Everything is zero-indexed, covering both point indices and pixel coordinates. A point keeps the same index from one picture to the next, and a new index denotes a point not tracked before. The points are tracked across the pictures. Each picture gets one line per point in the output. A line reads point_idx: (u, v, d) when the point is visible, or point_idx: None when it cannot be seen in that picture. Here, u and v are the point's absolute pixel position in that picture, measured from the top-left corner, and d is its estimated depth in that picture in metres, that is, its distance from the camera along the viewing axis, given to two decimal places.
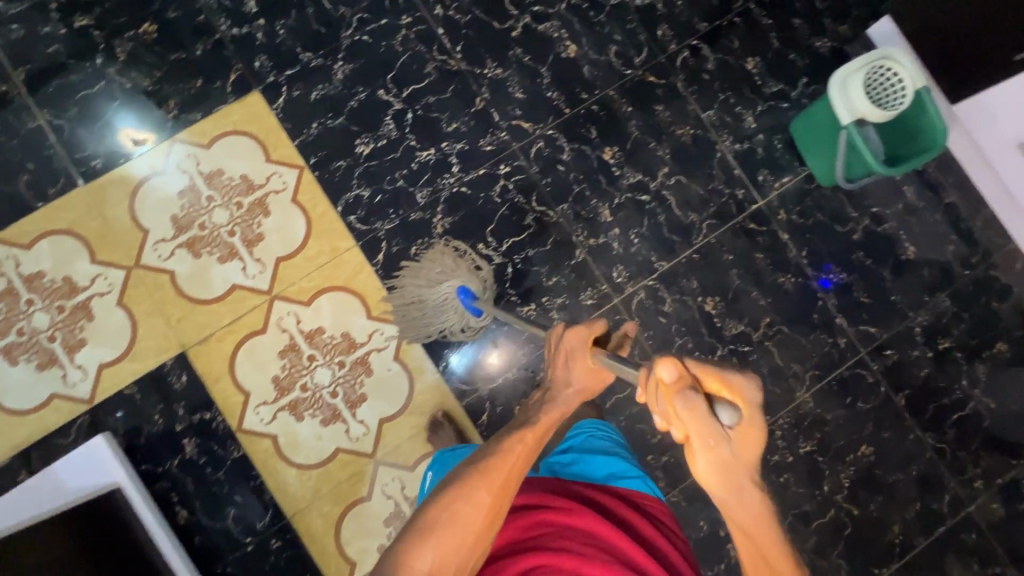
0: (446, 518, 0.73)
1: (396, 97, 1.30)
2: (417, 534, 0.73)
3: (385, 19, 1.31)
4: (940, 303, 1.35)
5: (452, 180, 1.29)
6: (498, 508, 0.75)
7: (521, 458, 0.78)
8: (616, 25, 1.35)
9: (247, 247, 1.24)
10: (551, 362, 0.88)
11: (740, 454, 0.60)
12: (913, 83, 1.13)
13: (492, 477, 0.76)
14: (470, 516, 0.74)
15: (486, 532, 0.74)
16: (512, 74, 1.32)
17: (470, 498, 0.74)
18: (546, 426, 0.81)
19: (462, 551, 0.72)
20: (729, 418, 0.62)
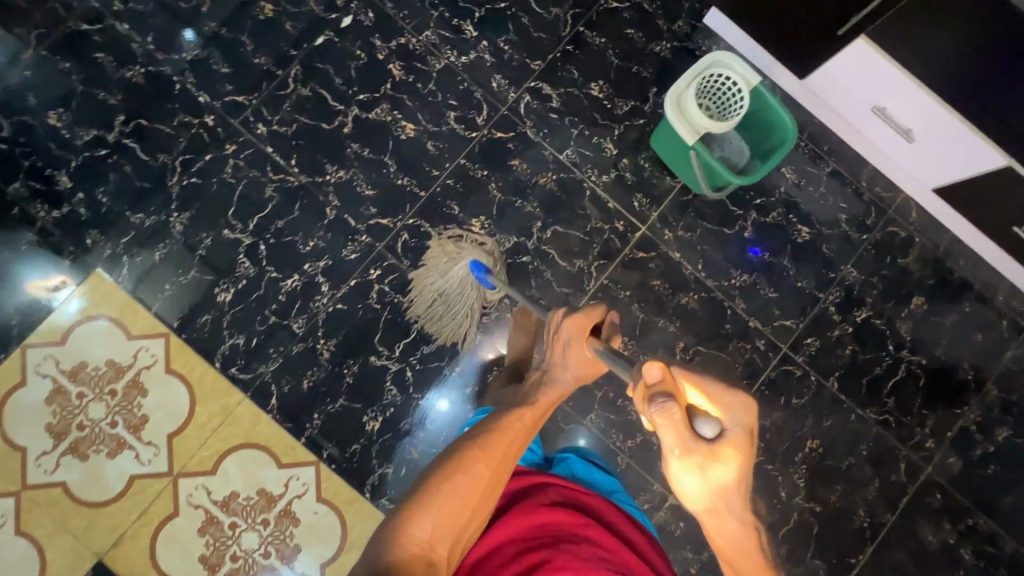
0: (444, 484, 0.73)
1: (243, 232, 1.23)
2: (417, 503, 0.71)
3: (209, 153, 1.24)
4: (848, 276, 1.32)
5: (325, 300, 1.23)
6: (496, 481, 0.77)
7: (518, 438, 0.82)
8: (447, 90, 1.29)
9: (133, 433, 1.17)
10: (548, 349, 0.95)
11: (712, 464, 0.69)
12: (747, 83, 1.09)
13: (492, 452, 0.78)
14: (467, 484, 0.74)
15: (484, 504, 0.75)
16: (356, 172, 1.26)
17: (469, 470, 0.75)
18: (541, 410, 0.87)
19: (461, 521, 0.71)
20: (707, 429, 0.70)
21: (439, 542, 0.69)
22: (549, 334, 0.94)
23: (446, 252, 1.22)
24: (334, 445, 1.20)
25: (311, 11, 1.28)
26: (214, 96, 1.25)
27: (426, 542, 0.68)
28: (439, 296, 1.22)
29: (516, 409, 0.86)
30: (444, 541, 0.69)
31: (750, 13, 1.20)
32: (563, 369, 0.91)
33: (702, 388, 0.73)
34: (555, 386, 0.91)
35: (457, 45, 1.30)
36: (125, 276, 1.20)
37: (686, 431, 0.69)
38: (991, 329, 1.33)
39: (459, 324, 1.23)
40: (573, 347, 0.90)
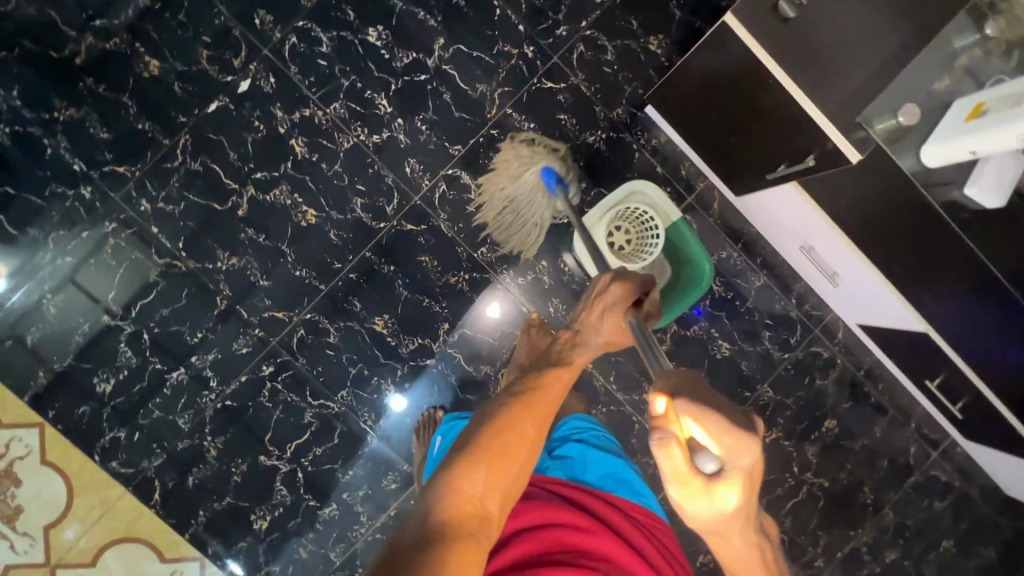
0: (492, 440, 0.64)
1: (125, 319, 1.15)
2: (463, 461, 0.62)
3: (88, 229, 1.14)
4: (762, 395, 1.29)
5: (212, 395, 1.17)
6: (540, 444, 0.68)
7: (561, 392, 0.73)
8: (356, 173, 1.18)
9: (8, 523, 1.14)
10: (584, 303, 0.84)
11: (704, 499, 0.55)
12: (664, 220, 1.04)
13: (539, 407, 0.69)
14: (515, 439, 0.65)
15: (531, 468, 0.66)
16: (250, 260, 1.17)
17: (516, 427, 0.66)
18: (580, 364, 0.78)
19: (514, 477, 0.63)
20: (702, 465, 0.54)
21: (492, 498, 0.61)
22: (589, 296, 0.83)
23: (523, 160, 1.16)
24: (219, 542, 1.18)
25: (202, 71, 1.14)
26: (92, 164, 1.13)
27: (479, 498, 0.59)
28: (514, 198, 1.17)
29: (553, 365, 0.77)
30: (495, 499, 0.61)
31: (684, 126, 1.10)
32: (599, 327, 0.81)
33: (704, 423, 0.55)
34: (586, 350, 0.80)
35: (368, 121, 1.18)
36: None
37: (678, 465, 0.55)
38: (898, 454, 1.33)
39: (529, 232, 1.20)
40: (615, 309, 0.80)
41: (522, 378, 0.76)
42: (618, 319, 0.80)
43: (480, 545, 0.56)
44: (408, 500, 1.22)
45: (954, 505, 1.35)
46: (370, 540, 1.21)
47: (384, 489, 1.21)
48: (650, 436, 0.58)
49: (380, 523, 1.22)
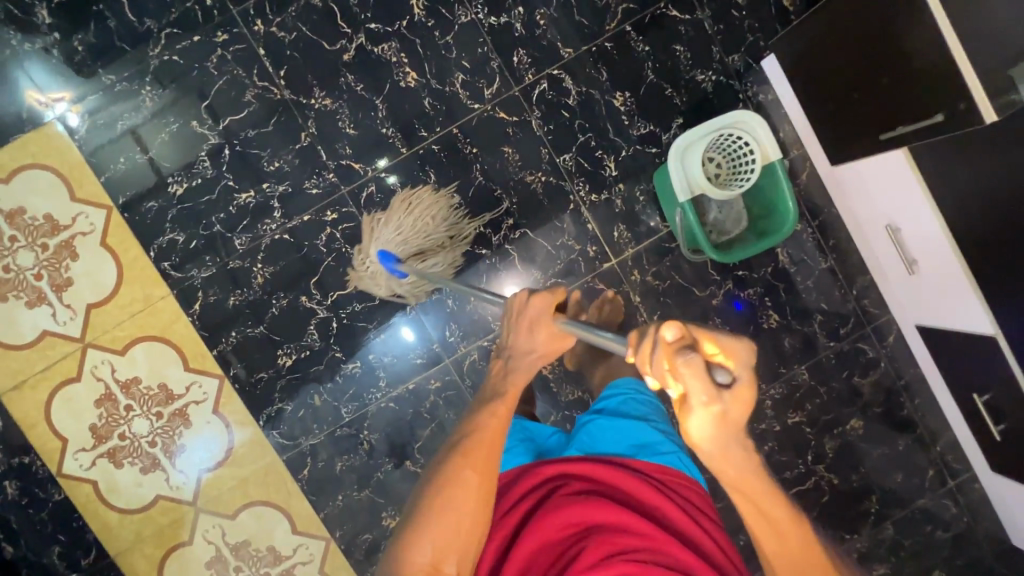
0: (433, 509, 0.70)
1: (211, 130, 1.18)
2: (412, 527, 0.70)
3: (198, 35, 1.16)
4: (797, 376, 1.28)
5: (273, 225, 1.19)
6: (487, 489, 0.72)
7: (497, 431, 0.76)
8: (464, 48, 1.18)
9: (55, 292, 1.18)
10: (509, 328, 0.84)
11: (734, 413, 0.57)
12: (764, 155, 1.03)
13: (475, 457, 0.73)
14: (460, 498, 0.71)
15: (480, 512, 0.71)
16: (343, 105, 1.18)
17: (454, 484, 0.71)
18: (512, 398, 0.79)
19: (462, 534, 0.69)
20: (726, 379, 0.55)
21: (445, 559, 0.68)
22: (512, 315, 0.83)
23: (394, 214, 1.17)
24: (242, 367, 1.21)
25: None
26: None
27: (430, 565, 0.67)
28: (365, 275, 1.18)
29: (487, 405, 0.79)
30: (450, 557, 0.69)
31: (808, 77, 1.10)
32: (533, 345, 0.81)
33: (714, 338, 0.57)
34: (521, 370, 0.81)
35: (491, 1, 1.18)
36: (85, 136, 1.17)
37: (710, 385, 0.54)
38: (914, 473, 1.31)
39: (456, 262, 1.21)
40: (538, 331, 0.81)
41: (465, 418, 0.79)
42: (551, 335, 0.80)
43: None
44: (430, 378, 1.24)
45: (956, 539, 1.32)
46: (382, 407, 1.23)
47: (410, 361, 1.23)
48: (678, 369, 0.54)
49: (395, 393, 1.23)
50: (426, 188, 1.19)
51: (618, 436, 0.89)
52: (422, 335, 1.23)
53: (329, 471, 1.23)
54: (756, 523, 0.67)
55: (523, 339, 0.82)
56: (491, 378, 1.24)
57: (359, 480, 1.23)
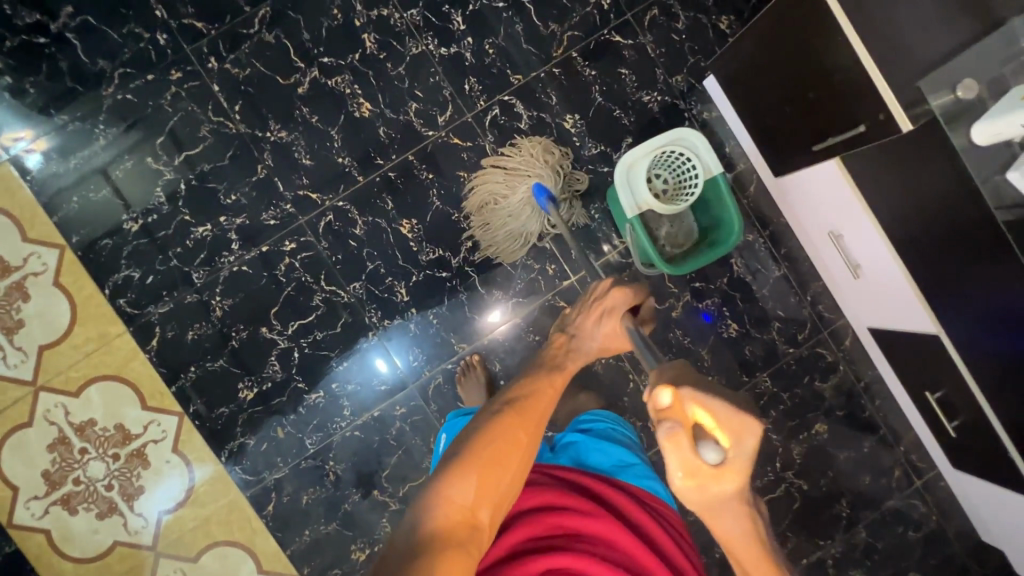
0: (480, 453, 0.65)
1: (167, 165, 1.18)
2: (456, 466, 0.64)
3: (152, 74, 1.18)
4: (760, 383, 1.30)
5: (231, 258, 1.19)
6: (531, 453, 0.69)
7: (549, 399, 0.75)
8: (417, 79, 1.22)
9: (6, 335, 1.16)
10: (578, 312, 0.88)
11: (724, 490, 0.54)
12: (707, 171, 1.06)
13: (528, 415, 0.71)
14: (504, 448, 0.67)
15: (522, 471, 0.67)
16: (298, 137, 1.20)
17: (506, 435, 0.68)
18: (568, 376, 0.80)
19: (504, 485, 0.65)
20: (714, 456, 0.54)
21: (484, 506, 0.63)
22: (589, 299, 0.88)
23: (495, 176, 1.21)
24: (202, 403, 1.19)
25: None
26: (172, 14, 1.18)
27: (469, 508, 0.61)
28: (514, 210, 1.20)
29: (545, 374, 0.79)
30: (487, 505, 0.63)
31: (745, 95, 1.15)
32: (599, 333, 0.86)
33: (712, 409, 0.55)
34: (582, 354, 0.85)
35: (440, 33, 1.22)
36: (38, 177, 1.17)
37: (692, 459, 0.53)
38: (881, 475, 1.33)
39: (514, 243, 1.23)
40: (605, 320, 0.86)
41: (518, 381, 0.77)
42: (616, 326, 0.85)
43: (473, 554, 0.59)
44: (395, 404, 1.23)
45: (927, 539, 1.33)
46: (348, 435, 1.22)
47: (373, 388, 1.22)
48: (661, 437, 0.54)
49: (361, 421, 1.22)
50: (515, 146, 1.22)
51: (602, 456, 0.92)
52: (396, 354, 1.23)
53: (296, 506, 1.20)
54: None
55: (587, 325, 0.87)
56: (457, 401, 1.24)
57: (327, 513, 1.21)
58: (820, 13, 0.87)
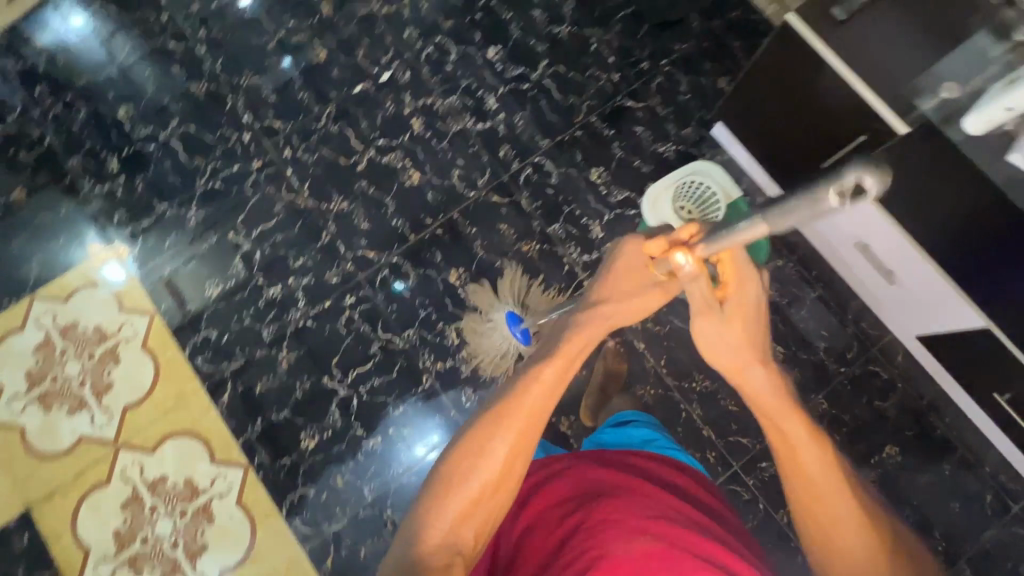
0: (460, 477, 0.73)
1: (245, 238, 1.36)
2: (438, 488, 0.73)
3: (238, 164, 1.40)
4: (816, 406, 1.28)
5: (298, 314, 1.31)
6: (514, 463, 0.74)
7: (538, 409, 0.76)
8: (458, 150, 1.41)
9: (96, 397, 1.26)
10: (606, 275, 0.83)
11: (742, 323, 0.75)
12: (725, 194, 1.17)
13: (508, 429, 0.74)
14: (485, 471, 0.73)
15: (504, 484, 0.73)
16: (358, 206, 1.37)
17: (486, 452, 0.73)
18: (564, 369, 0.79)
19: (488, 507, 0.72)
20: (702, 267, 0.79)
21: (466, 525, 0.71)
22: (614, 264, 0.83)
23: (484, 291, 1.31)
24: (266, 454, 1.24)
25: (357, 62, 1.46)
26: (257, 118, 1.43)
27: (450, 529, 0.71)
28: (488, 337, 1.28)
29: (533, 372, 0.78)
30: (469, 523, 0.72)
31: (749, 133, 1.28)
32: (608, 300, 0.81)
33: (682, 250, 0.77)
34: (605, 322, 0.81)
35: (477, 112, 1.43)
36: (135, 255, 1.35)
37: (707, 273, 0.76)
38: (972, 501, 1.23)
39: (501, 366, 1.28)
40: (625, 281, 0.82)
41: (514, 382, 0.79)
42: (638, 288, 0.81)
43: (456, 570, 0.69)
44: None
45: None
46: (405, 481, 1.23)
47: (429, 431, 1.25)
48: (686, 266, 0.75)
49: (417, 466, 1.23)
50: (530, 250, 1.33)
51: (630, 437, 0.96)
52: (447, 399, 1.27)
53: (355, 558, 1.19)
54: (782, 452, 0.72)
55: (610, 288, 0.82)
56: None
57: None
58: (804, 48, 1.02)
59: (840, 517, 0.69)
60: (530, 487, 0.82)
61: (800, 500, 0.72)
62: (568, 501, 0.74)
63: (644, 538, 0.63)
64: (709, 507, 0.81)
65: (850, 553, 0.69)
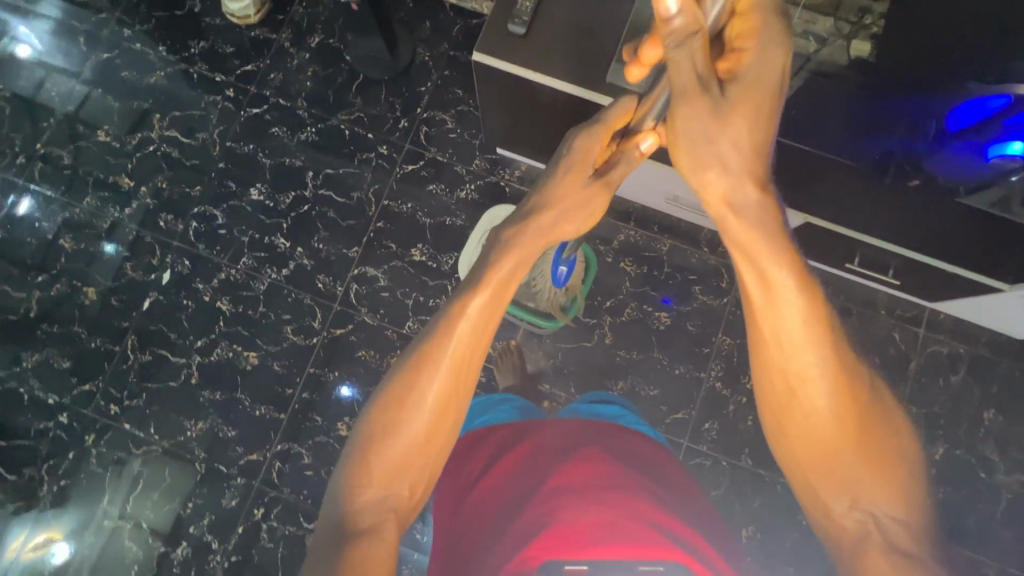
0: (383, 433, 0.66)
1: (123, 516, 1.23)
2: (369, 443, 0.65)
3: (71, 449, 1.26)
4: (723, 345, 1.29)
5: (218, 557, 1.21)
6: (459, 402, 0.68)
7: (476, 343, 0.67)
8: (278, 307, 1.32)
9: None
10: (568, 165, 0.67)
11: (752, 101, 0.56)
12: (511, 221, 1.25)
13: (448, 367, 0.66)
14: (420, 418, 0.66)
15: (443, 430, 0.67)
16: (215, 418, 1.27)
17: (422, 399, 0.65)
18: (500, 294, 0.66)
19: (425, 458, 0.66)
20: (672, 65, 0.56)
21: (401, 481, 0.65)
22: (575, 157, 0.66)
23: None
24: None
25: (131, 279, 1.34)
26: (63, 392, 1.29)
27: (381, 488, 0.65)
28: None
29: (470, 297, 0.66)
30: (405, 481, 0.65)
31: (524, 144, 1.23)
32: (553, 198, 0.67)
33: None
34: (567, 225, 0.68)
35: (274, 260, 1.34)
36: (65, 531, 1.23)
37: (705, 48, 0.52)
38: (886, 345, 1.28)
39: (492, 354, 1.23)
40: (570, 181, 0.67)
41: (441, 310, 0.67)
42: (575, 190, 0.67)
43: (394, 534, 0.63)
44: None
45: (971, 372, 1.27)
46: None
47: None
48: (648, 153, 0.65)
49: None
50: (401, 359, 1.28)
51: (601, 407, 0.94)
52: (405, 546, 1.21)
53: None
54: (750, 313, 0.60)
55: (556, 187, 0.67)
56: None
57: None
58: (505, 75, 0.96)
59: (814, 367, 0.59)
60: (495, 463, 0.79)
61: (768, 349, 0.60)
62: (525, 475, 0.73)
63: (596, 501, 0.66)
64: (650, 464, 0.78)
65: (822, 438, 0.60)
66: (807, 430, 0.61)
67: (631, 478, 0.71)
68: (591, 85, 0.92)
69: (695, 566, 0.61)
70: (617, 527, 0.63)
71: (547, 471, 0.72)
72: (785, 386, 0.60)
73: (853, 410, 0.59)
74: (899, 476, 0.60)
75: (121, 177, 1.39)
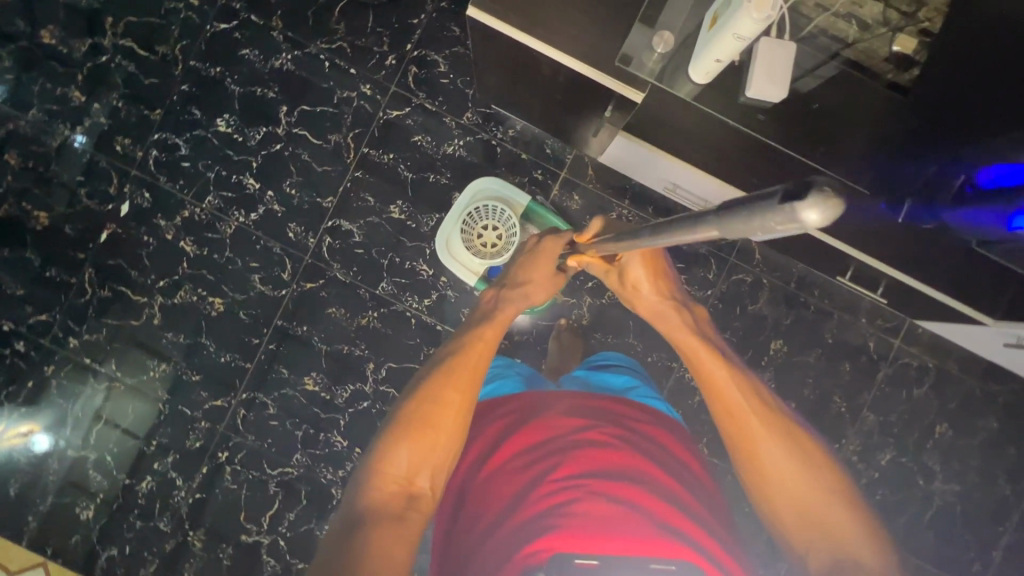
0: (409, 427, 0.74)
1: (86, 447, 1.24)
2: (393, 437, 0.73)
3: (30, 378, 1.24)
4: None
5: (182, 493, 1.23)
6: (469, 402, 0.77)
7: (479, 358, 0.83)
8: (245, 252, 1.25)
9: None
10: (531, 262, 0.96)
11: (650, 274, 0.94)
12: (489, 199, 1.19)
13: (459, 377, 0.79)
14: (438, 415, 0.75)
15: (461, 427, 0.76)
16: (178, 361, 1.25)
17: (438, 398, 0.77)
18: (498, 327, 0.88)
19: (440, 450, 0.73)
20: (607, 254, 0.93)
21: (419, 473, 0.71)
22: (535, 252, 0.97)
23: (354, 374, 1.25)
24: None
25: (86, 207, 1.24)
26: (19, 319, 1.24)
27: (403, 478, 0.70)
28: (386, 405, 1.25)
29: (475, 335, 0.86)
30: (423, 472, 0.71)
31: (520, 105, 1.12)
32: (525, 280, 0.95)
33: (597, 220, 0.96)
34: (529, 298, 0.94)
35: (242, 202, 1.25)
36: (44, 425, 1.24)
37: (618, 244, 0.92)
38: (859, 353, 1.29)
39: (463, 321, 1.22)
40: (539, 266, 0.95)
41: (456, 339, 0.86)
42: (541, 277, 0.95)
43: (413, 519, 0.67)
44: None
45: (934, 386, 1.29)
46: None
47: None
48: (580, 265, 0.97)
49: None
50: (374, 316, 1.25)
51: (613, 379, 0.89)
52: None
53: None
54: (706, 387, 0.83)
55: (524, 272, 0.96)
56: None
57: None
58: (500, 39, 0.85)
59: (759, 431, 0.77)
60: (500, 433, 0.76)
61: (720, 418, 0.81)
62: (530, 460, 0.70)
63: (609, 492, 0.64)
64: (666, 447, 0.75)
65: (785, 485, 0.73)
66: (771, 478, 0.74)
67: (644, 470, 0.69)
68: (597, 62, 0.81)
69: (706, 566, 0.60)
70: (625, 522, 0.61)
71: (554, 459, 0.68)
72: (744, 446, 0.77)
73: (802, 464, 0.73)
74: (864, 529, 0.68)
75: (71, 89, 1.24)
